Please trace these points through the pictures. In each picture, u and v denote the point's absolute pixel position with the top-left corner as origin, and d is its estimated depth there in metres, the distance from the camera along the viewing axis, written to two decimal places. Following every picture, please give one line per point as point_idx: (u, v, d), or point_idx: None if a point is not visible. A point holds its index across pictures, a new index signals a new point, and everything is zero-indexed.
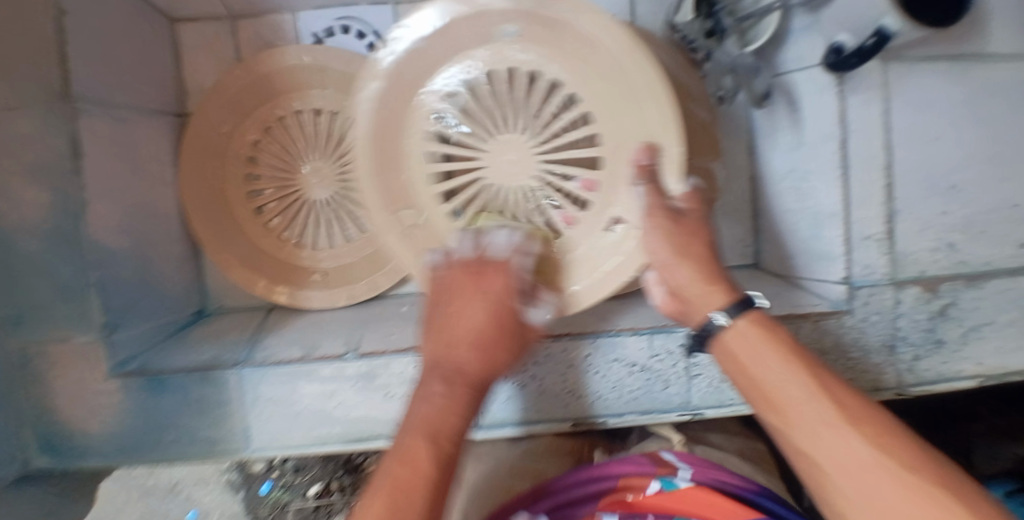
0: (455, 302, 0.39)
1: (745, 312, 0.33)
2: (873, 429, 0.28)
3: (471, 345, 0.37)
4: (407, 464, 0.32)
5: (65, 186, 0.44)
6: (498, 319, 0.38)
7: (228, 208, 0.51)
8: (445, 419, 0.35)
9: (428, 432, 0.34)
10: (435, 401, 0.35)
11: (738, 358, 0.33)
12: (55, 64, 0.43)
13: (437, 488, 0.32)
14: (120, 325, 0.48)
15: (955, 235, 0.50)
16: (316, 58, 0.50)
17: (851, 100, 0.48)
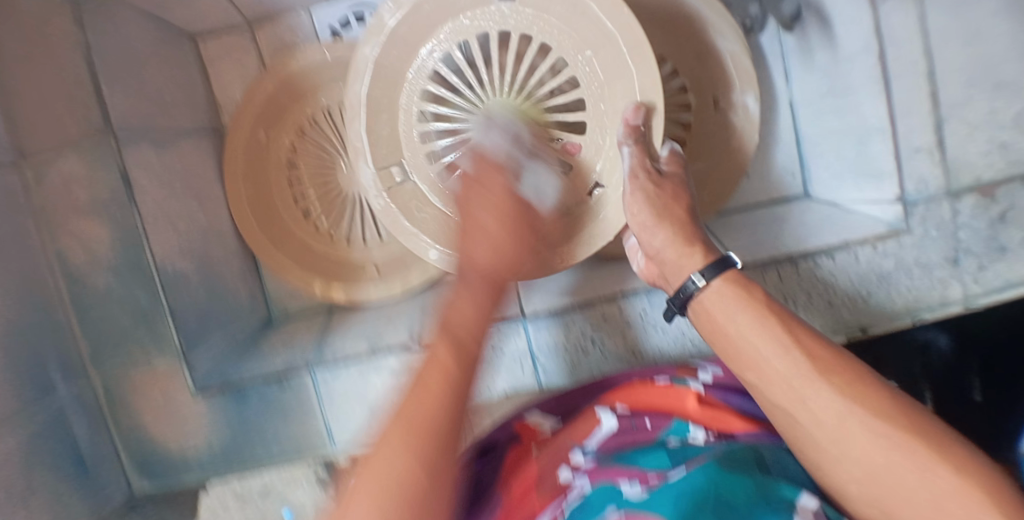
0: (468, 212, 0.36)
1: (721, 271, 0.33)
2: (846, 380, 0.26)
3: (493, 245, 0.34)
4: (434, 373, 0.27)
5: (127, 217, 0.46)
6: (512, 221, 0.35)
7: (277, 213, 0.52)
8: (466, 317, 0.30)
9: (451, 340, 0.29)
10: (457, 302, 0.31)
11: (713, 321, 0.32)
12: (94, 102, 0.45)
13: (463, 400, 0.27)
14: (195, 343, 0.49)
15: (1009, 134, 0.48)
16: (338, 52, 0.50)
17: (883, 10, 0.46)
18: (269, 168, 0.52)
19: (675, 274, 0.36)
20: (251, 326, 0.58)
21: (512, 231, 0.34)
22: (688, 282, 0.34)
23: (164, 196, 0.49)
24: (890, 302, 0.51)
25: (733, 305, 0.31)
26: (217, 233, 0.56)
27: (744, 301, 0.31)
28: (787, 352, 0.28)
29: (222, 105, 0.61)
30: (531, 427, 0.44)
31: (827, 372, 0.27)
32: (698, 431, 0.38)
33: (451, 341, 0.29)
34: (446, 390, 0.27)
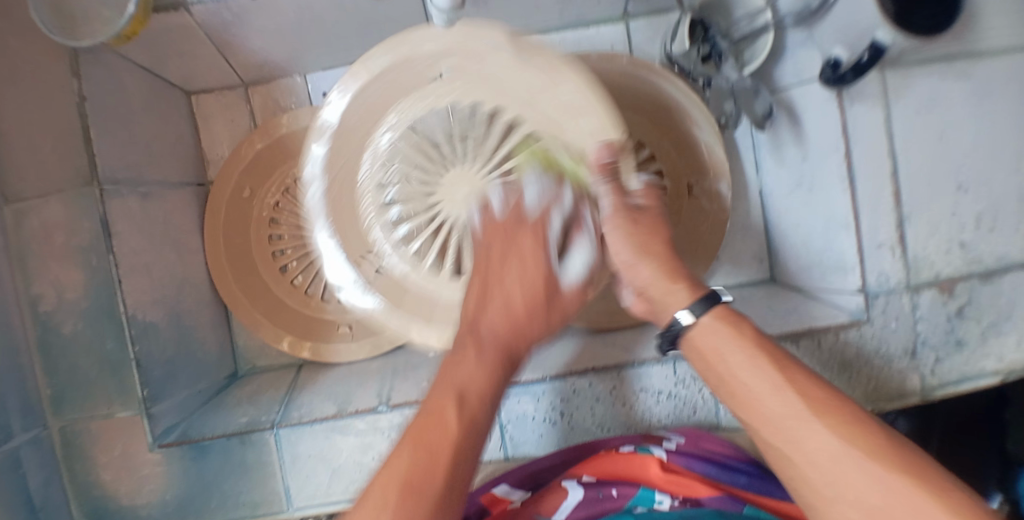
0: (498, 271, 0.37)
1: (709, 308, 0.32)
2: (842, 418, 0.27)
3: (517, 313, 0.36)
4: (434, 423, 0.32)
5: (100, 264, 0.45)
6: (534, 289, 0.37)
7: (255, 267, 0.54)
8: (475, 381, 0.34)
9: (454, 388, 0.33)
10: (469, 363, 0.34)
11: (707, 355, 0.32)
12: (82, 150, 0.45)
13: (461, 447, 0.31)
14: (158, 396, 0.48)
15: (966, 234, 0.50)
16: (323, 120, 0.53)
17: (852, 109, 0.48)
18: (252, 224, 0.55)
19: (662, 310, 0.34)
20: (220, 380, 0.59)
21: (530, 302, 0.36)
22: (675, 321, 0.33)
23: (143, 245, 0.50)
24: (851, 388, 0.52)
25: (724, 338, 0.31)
26: (190, 284, 0.57)
27: (733, 333, 0.31)
28: (777, 387, 0.29)
29: (209, 160, 0.63)
30: (500, 499, 0.45)
31: (818, 409, 0.27)
32: (664, 499, 0.43)
33: (466, 420, 0.32)
34: (452, 455, 0.31)
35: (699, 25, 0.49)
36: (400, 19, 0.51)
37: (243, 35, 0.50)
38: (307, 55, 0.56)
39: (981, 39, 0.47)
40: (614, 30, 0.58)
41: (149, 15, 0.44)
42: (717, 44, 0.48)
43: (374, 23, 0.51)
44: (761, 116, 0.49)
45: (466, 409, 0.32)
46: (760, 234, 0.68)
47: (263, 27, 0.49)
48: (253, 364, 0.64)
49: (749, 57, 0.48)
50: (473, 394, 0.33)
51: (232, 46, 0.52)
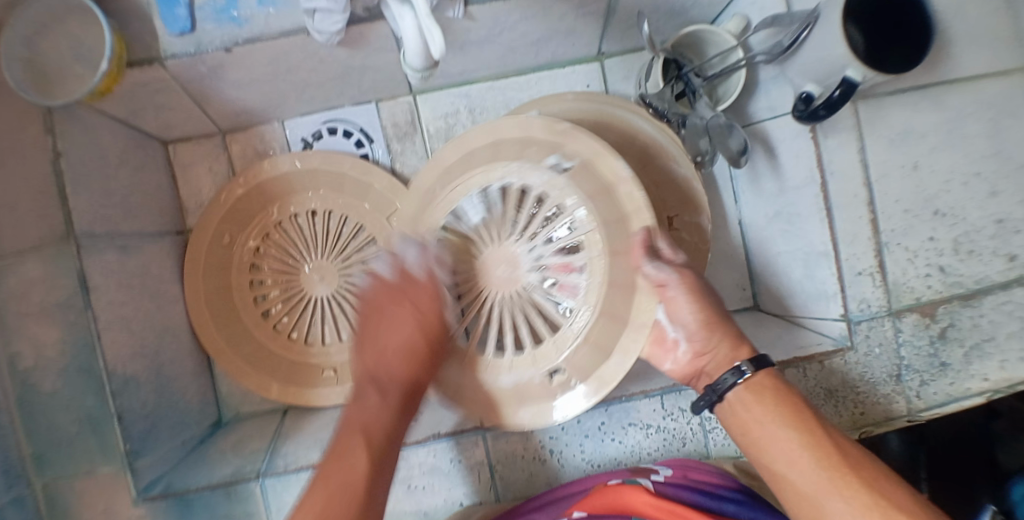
0: (384, 323, 0.45)
1: (757, 369, 0.38)
2: (865, 473, 0.32)
3: (403, 361, 0.43)
4: (338, 456, 0.39)
5: (81, 320, 0.45)
6: (426, 329, 0.45)
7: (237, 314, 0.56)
8: (377, 416, 0.41)
9: (361, 427, 0.40)
10: (370, 406, 0.42)
11: (743, 422, 0.38)
12: (56, 206, 0.44)
13: (371, 485, 0.38)
14: (141, 451, 0.48)
15: (945, 258, 0.51)
16: (308, 163, 0.56)
17: (825, 144, 0.50)
18: (233, 270, 0.56)
19: (716, 369, 0.40)
20: (203, 430, 0.59)
21: (416, 354, 0.44)
22: (725, 376, 0.39)
23: (122, 298, 0.49)
24: (839, 416, 0.52)
25: (751, 402, 0.37)
26: (171, 334, 0.57)
27: (763, 398, 0.37)
28: (800, 442, 0.35)
29: (189, 208, 0.63)
30: None
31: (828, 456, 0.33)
32: None
33: (389, 390, 0.43)
34: (370, 458, 0.39)
35: (674, 64, 0.52)
36: (378, 66, 0.52)
37: (221, 86, 0.50)
38: (288, 103, 0.57)
39: (949, 68, 0.49)
40: (589, 68, 0.59)
41: (122, 68, 0.44)
42: (692, 82, 0.51)
43: (355, 72, 0.52)
44: (737, 152, 0.48)
45: (397, 389, 0.43)
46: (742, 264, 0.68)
47: (240, 77, 0.49)
48: (238, 412, 0.64)
49: (722, 93, 0.52)
50: (394, 400, 0.42)
51: (209, 97, 0.52)
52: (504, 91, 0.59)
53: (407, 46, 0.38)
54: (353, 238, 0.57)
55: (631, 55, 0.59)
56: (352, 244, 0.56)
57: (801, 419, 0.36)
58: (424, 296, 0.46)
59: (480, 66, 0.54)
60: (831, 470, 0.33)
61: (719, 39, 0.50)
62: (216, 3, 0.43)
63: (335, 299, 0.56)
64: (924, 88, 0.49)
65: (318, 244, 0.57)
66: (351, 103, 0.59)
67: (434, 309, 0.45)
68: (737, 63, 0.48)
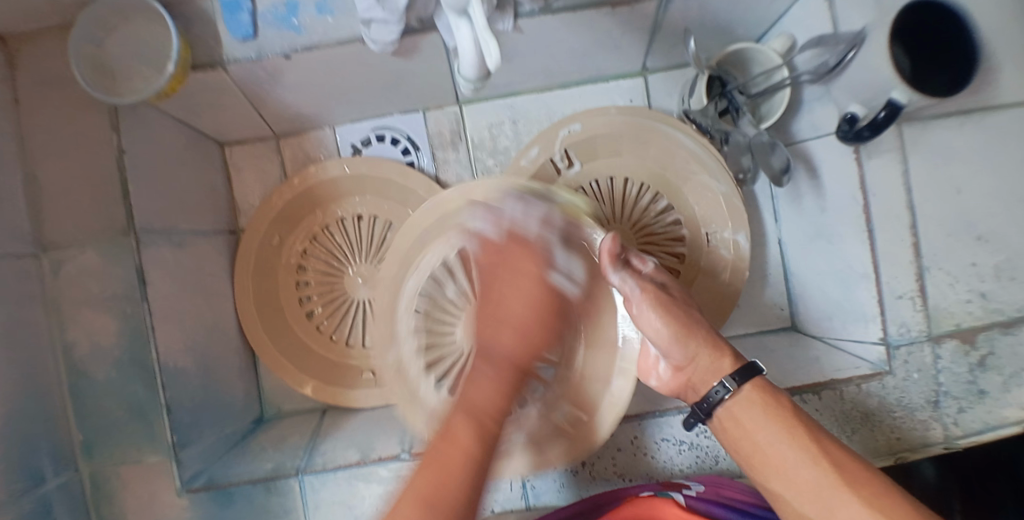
0: (505, 274, 0.41)
1: (748, 378, 0.38)
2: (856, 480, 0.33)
3: (514, 327, 0.38)
4: (451, 440, 0.32)
5: (137, 312, 0.47)
6: (538, 304, 0.39)
7: (281, 314, 0.57)
8: (489, 397, 0.35)
9: (466, 406, 0.34)
10: (484, 381, 0.36)
11: (734, 430, 0.38)
12: (121, 202, 0.46)
13: (483, 454, 0.32)
14: (186, 442, 0.49)
15: (987, 285, 0.50)
16: (355, 169, 0.57)
17: (868, 166, 0.50)
18: (279, 270, 0.58)
19: (704, 381, 0.40)
20: (245, 426, 0.60)
21: (539, 304, 0.40)
22: (713, 391, 0.38)
23: (175, 292, 0.51)
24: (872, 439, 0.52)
25: (742, 412, 0.38)
26: (219, 330, 0.58)
27: (752, 407, 0.37)
28: (792, 446, 0.35)
29: (239, 208, 0.65)
30: None
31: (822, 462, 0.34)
32: None
33: (504, 366, 0.36)
34: (478, 442, 0.33)
35: (717, 81, 0.52)
36: (428, 76, 0.53)
37: (277, 91, 0.52)
38: (338, 110, 0.59)
39: (995, 94, 0.49)
40: (633, 83, 0.59)
41: (188, 72, 0.46)
42: (736, 100, 0.51)
43: (405, 81, 0.54)
44: (778, 171, 0.48)
45: (506, 362, 0.37)
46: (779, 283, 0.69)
47: (295, 83, 0.51)
48: (277, 409, 0.65)
49: (765, 111, 0.52)
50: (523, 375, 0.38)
51: (265, 101, 0.54)
52: (548, 103, 0.60)
53: (463, 54, 0.38)
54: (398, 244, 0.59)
55: (675, 71, 0.59)
56: None
57: (796, 426, 0.36)
58: (552, 314, 0.40)
59: (526, 79, 0.56)
60: (832, 480, 0.33)
61: (764, 57, 0.50)
62: (278, 11, 0.45)
63: (376, 302, 0.58)
64: (970, 112, 0.49)
65: (362, 249, 0.59)
66: (399, 112, 0.61)
67: (542, 267, 0.41)
68: (783, 82, 0.48)
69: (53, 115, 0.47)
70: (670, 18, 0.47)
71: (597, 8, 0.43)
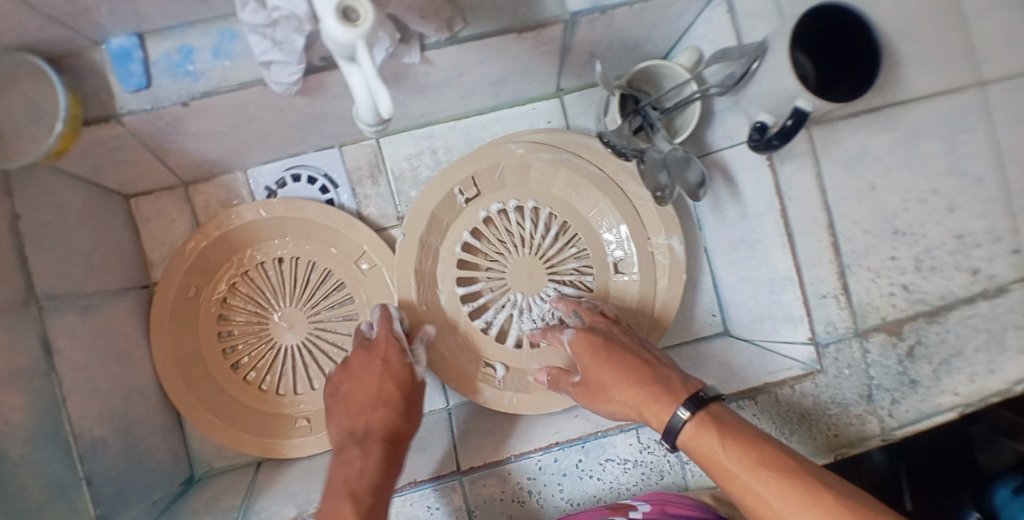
0: (349, 379, 0.48)
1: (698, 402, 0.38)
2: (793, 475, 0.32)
3: (374, 405, 0.45)
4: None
5: (43, 385, 0.44)
6: (391, 390, 0.47)
7: (204, 367, 0.56)
8: (368, 397, 0.46)
9: (347, 491, 0.38)
10: (354, 464, 0.40)
11: (701, 452, 0.36)
12: (16, 270, 0.44)
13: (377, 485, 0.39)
14: (111, 515, 0.46)
15: (907, 277, 0.52)
16: (271, 211, 0.55)
17: (782, 170, 0.51)
18: (199, 322, 0.56)
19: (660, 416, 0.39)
20: (175, 489, 0.58)
21: (389, 374, 0.47)
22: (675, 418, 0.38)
23: (85, 358, 0.48)
24: (814, 439, 0.51)
25: (705, 432, 0.36)
26: (139, 393, 0.56)
27: (716, 424, 0.36)
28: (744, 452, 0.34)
29: (153, 261, 0.63)
30: None
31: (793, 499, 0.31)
32: None
33: (359, 495, 0.37)
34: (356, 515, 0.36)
35: (631, 99, 0.52)
36: (340, 112, 0.52)
37: (181, 139, 0.50)
38: (250, 153, 0.57)
39: (896, 92, 0.50)
40: (549, 104, 0.59)
41: (79, 128, 0.44)
42: (649, 116, 0.50)
43: (316, 118, 0.52)
44: (694, 185, 0.46)
45: (376, 437, 0.43)
46: (712, 288, 0.69)
47: (200, 130, 0.49)
48: (210, 466, 0.63)
49: (679, 125, 0.53)
50: (372, 437, 0.43)
51: (170, 150, 0.52)
52: (467, 131, 0.60)
53: (359, 102, 0.35)
54: (321, 282, 0.58)
55: (589, 90, 0.59)
56: (322, 290, 0.58)
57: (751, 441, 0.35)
58: (385, 351, 0.49)
59: (439, 109, 0.55)
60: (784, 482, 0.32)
61: (673, 73, 0.51)
62: (171, 58, 0.44)
63: (304, 345, 0.57)
64: (875, 111, 0.51)
65: (284, 292, 0.57)
66: (314, 150, 0.59)
67: (370, 371, 0.48)
68: (692, 95, 0.49)
69: None
70: (578, 40, 0.47)
71: (501, 36, 0.42)
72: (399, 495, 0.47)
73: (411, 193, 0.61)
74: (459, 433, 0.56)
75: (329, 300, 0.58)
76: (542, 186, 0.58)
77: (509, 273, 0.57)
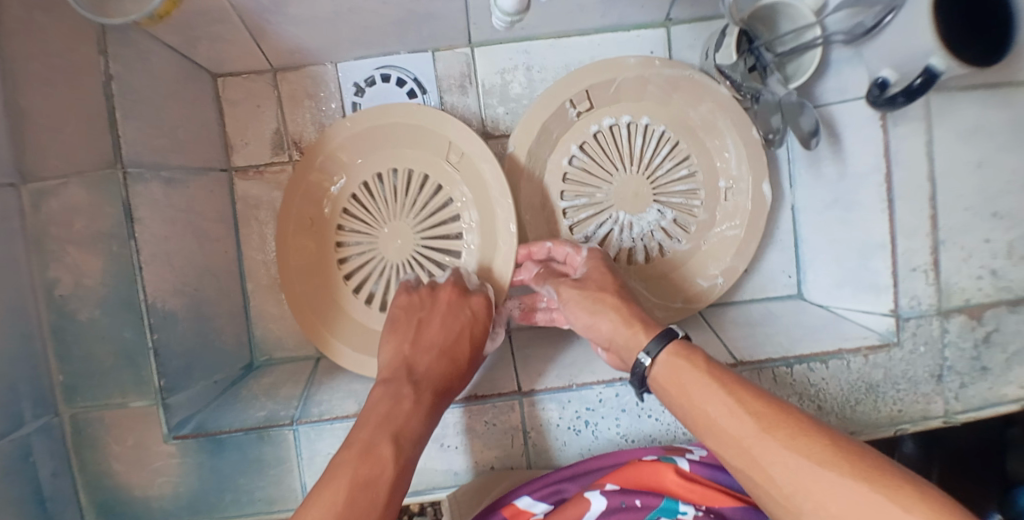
0: (420, 317, 0.46)
1: (664, 344, 0.38)
2: (772, 421, 0.30)
3: (435, 351, 0.44)
4: (369, 460, 0.34)
5: (123, 250, 0.44)
6: (455, 341, 0.45)
7: (315, 279, 0.54)
8: (433, 334, 0.45)
9: (390, 431, 0.36)
10: (402, 403, 0.39)
11: (684, 394, 0.35)
12: (107, 131, 0.43)
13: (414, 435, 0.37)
14: (175, 388, 0.47)
15: (998, 262, 0.50)
16: (384, 116, 0.51)
17: (894, 133, 0.49)
18: (303, 228, 0.53)
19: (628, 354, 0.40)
20: (235, 372, 0.58)
21: (456, 324, 0.46)
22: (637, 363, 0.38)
23: (165, 231, 0.48)
24: (877, 411, 0.50)
25: (685, 373, 0.35)
26: (211, 273, 0.56)
27: (689, 366, 0.35)
28: (732, 403, 0.32)
29: (234, 147, 0.62)
30: (523, 511, 0.42)
31: (771, 427, 0.30)
32: (688, 510, 0.40)
33: (397, 441, 0.36)
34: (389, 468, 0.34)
35: (745, 36, 0.49)
36: (445, 13, 0.50)
37: (278, 21, 0.48)
38: (343, 46, 0.55)
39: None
40: (655, 34, 0.57)
41: None
42: (762, 57, 0.49)
43: (417, 17, 0.50)
44: (807, 132, 0.45)
45: (431, 385, 0.41)
46: (793, 249, 0.67)
47: (300, 13, 0.47)
48: (270, 356, 0.63)
49: (791, 72, 0.50)
50: (427, 384, 0.41)
51: (266, 31, 0.50)
52: (566, 51, 0.58)
53: None
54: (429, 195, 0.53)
55: (700, 23, 0.57)
56: (435, 206, 0.52)
57: (727, 384, 0.33)
58: (466, 311, 0.47)
59: (545, 24, 0.53)
60: (765, 427, 0.30)
61: (796, 13, 0.48)
62: None
63: (413, 262, 0.53)
64: (996, 88, 0.49)
65: (397, 201, 0.53)
66: (407, 51, 0.58)
67: (441, 316, 0.46)
68: (815, 40, 0.46)
69: (30, 34, 0.41)
70: None
71: None
72: (459, 409, 0.47)
73: (498, 109, 0.59)
74: (520, 358, 0.55)
75: (438, 216, 0.53)
76: (651, 103, 0.52)
77: (614, 192, 0.52)
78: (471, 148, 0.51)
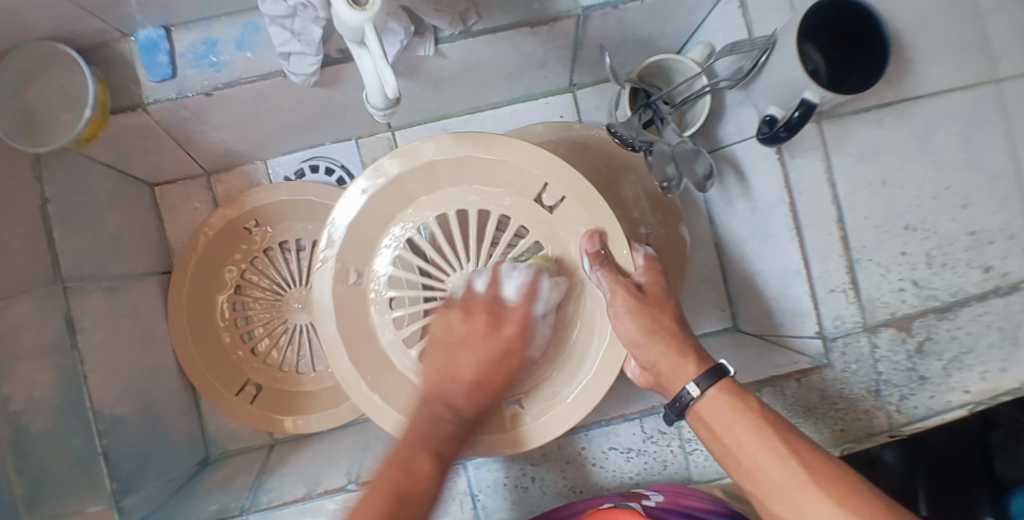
0: (461, 351, 0.42)
1: (716, 380, 0.39)
2: (825, 476, 0.32)
3: (473, 372, 0.41)
4: (400, 472, 0.35)
5: (68, 363, 0.45)
6: (500, 362, 0.42)
7: (213, 331, 0.63)
8: (468, 365, 0.41)
9: (429, 448, 0.37)
10: (443, 424, 0.39)
11: (713, 426, 0.38)
12: (44, 250, 0.46)
13: (427, 500, 0.35)
14: (128, 490, 0.47)
15: (918, 273, 0.50)
16: (298, 193, 0.63)
17: (792, 164, 0.52)
18: (221, 298, 0.64)
19: (671, 382, 0.41)
20: (192, 468, 0.60)
21: (496, 361, 0.42)
22: (683, 391, 0.39)
23: (107, 338, 0.50)
24: (818, 433, 0.51)
25: (727, 406, 0.38)
26: (160, 374, 0.58)
27: (734, 402, 0.38)
28: (776, 451, 0.35)
29: (175, 248, 0.66)
30: None
31: (824, 483, 0.32)
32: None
33: (423, 455, 0.37)
34: (396, 506, 0.33)
35: (643, 93, 0.56)
36: (355, 104, 0.55)
37: (202, 128, 0.52)
38: (275, 140, 0.61)
39: (908, 86, 0.49)
40: (562, 99, 0.65)
41: (108, 115, 0.46)
42: (660, 110, 0.55)
43: (332, 109, 0.55)
44: (702, 176, 0.52)
45: (466, 419, 0.40)
46: (721, 283, 0.72)
47: (221, 119, 0.52)
48: (226, 449, 0.66)
49: (689, 119, 0.58)
50: (465, 427, 0.40)
51: (194, 139, 0.55)
52: (480, 124, 0.65)
53: (368, 86, 0.36)
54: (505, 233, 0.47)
55: (601, 86, 0.65)
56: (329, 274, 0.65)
57: (768, 427, 0.36)
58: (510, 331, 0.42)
59: (456, 102, 0.60)
60: (813, 480, 0.33)
61: (683, 67, 0.55)
62: (197, 50, 0.45)
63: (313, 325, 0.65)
64: (888, 106, 0.50)
65: (301, 271, 0.65)
66: (332, 142, 0.65)
67: (526, 349, 0.43)
68: (702, 89, 0.52)
69: None
70: (588, 33, 0.50)
71: (516, 30, 0.45)
72: None
73: None
74: None
75: None
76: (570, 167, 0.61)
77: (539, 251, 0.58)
78: (570, 186, 0.44)
